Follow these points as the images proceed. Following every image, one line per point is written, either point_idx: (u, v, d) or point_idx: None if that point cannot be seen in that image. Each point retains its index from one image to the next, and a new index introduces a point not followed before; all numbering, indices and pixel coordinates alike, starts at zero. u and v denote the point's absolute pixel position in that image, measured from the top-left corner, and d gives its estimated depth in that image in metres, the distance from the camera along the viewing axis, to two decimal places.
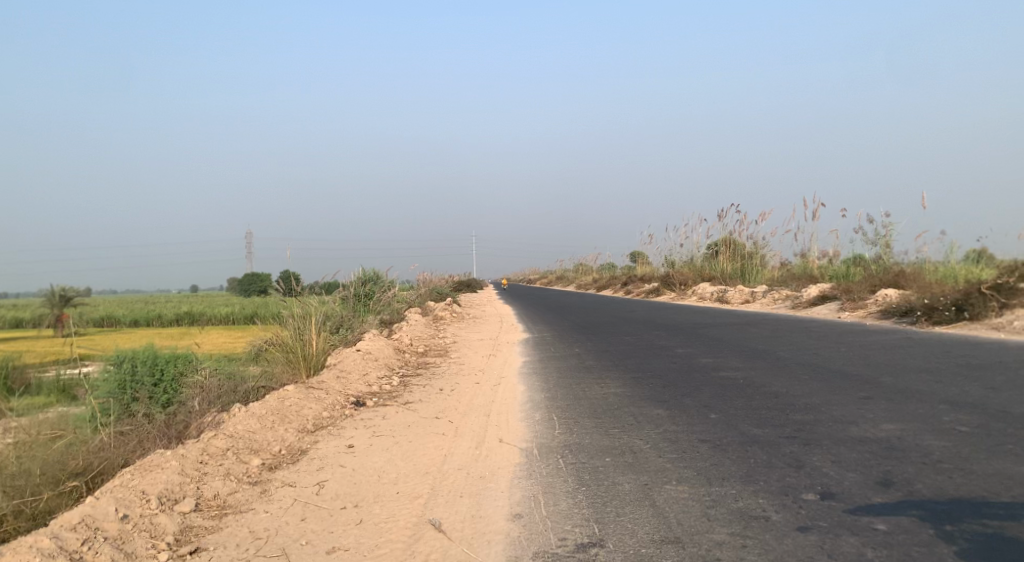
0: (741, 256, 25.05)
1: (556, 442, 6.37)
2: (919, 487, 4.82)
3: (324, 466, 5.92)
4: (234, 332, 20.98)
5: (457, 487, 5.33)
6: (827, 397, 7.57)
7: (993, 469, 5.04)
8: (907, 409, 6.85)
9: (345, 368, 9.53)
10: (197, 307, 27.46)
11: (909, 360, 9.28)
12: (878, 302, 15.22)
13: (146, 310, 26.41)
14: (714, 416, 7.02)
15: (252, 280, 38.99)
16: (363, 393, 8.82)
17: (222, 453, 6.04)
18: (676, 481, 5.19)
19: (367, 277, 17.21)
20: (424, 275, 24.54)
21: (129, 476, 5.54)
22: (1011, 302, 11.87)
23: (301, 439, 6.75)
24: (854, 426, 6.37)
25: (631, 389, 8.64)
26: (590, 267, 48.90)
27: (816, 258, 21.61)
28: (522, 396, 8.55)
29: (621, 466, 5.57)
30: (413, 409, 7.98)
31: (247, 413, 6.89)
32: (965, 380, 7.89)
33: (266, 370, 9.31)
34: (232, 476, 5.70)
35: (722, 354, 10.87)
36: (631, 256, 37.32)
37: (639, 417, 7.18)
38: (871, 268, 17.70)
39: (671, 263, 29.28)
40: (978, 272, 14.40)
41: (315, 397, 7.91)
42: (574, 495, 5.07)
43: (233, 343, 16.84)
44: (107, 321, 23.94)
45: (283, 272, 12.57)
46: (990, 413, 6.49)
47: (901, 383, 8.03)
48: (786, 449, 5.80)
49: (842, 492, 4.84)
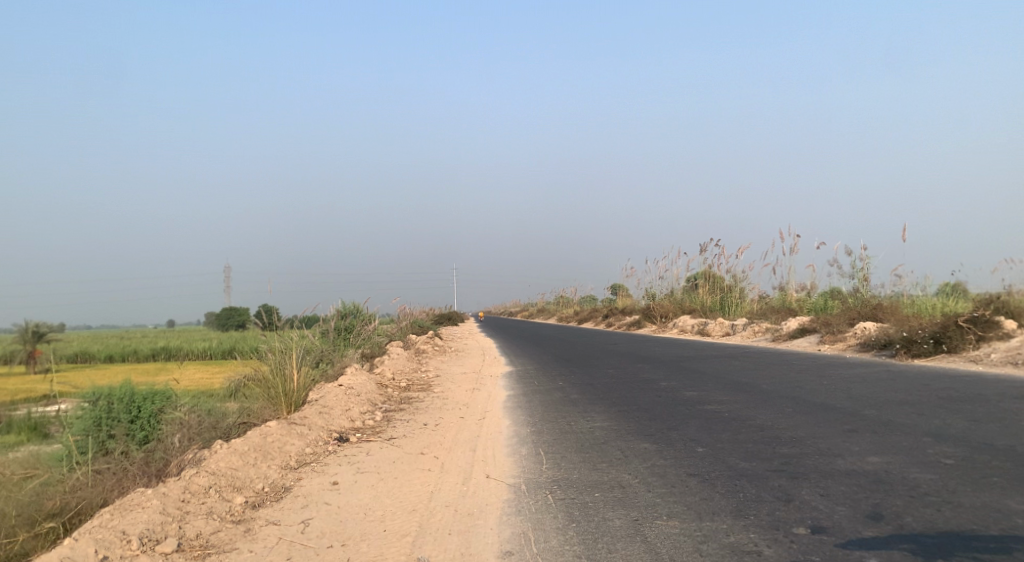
0: (720, 289, 25.30)
1: (544, 477, 6.31)
2: (909, 520, 4.82)
3: (308, 503, 5.83)
4: (211, 367, 20.74)
5: (446, 525, 5.26)
6: (812, 430, 7.60)
7: (980, 501, 5.06)
8: (892, 442, 6.89)
9: (326, 404, 9.39)
10: (171, 341, 27.22)
11: (890, 393, 9.36)
12: (857, 334, 15.37)
13: (121, 345, 26.09)
14: (702, 450, 7.00)
15: (230, 313, 38.95)
16: (346, 428, 8.72)
17: (204, 491, 5.92)
18: (666, 516, 5.16)
19: (346, 310, 17.15)
20: (404, 308, 24.47)
21: (109, 515, 5.41)
22: (987, 335, 12.06)
23: (285, 476, 6.65)
24: (840, 459, 6.39)
25: (616, 423, 8.61)
26: (570, 299, 49.19)
27: (794, 291, 21.85)
28: (508, 430, 8.49)
29: (610, 502, 5.52)
30: (397, 445, 7.90)
31: (230, 449, 6.77)
32: (947, 413, 7.96)
33: (246, 404, 9.22)
34: (215, 515, 5.59)
35: (705, 387, 10.88)
36: (612, 288, 37.56)
37: (626, 451, 7.15)
38: (849, 301, 17.93)
39: (651, 295, 29.49)
40: (954, 306, 14.63)
41: (297, 432, 7.83)
42: (564, 531, 5.03)
43: (209, 379, 16.58)
44: (80, 357, 23.67)
45: (261, 306, 12.49)
46: (974, 446, 6.54)
47: (884, 415, 8.07)
48: (774, 483, 5.79)
49: (833, 525, 4.83)
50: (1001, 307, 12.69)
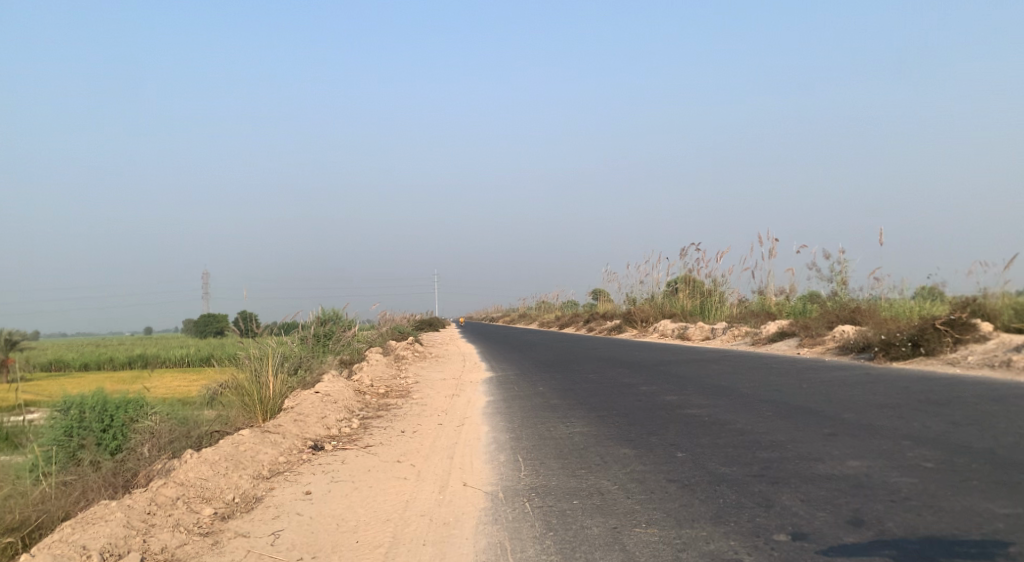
0: (700, 293, 25.35)
1: (522, 485, 6.19)
2: (890, 525, 4.75)
3: (280, 514, 5.67)
4: (188, 374, 20.46)
5: (420, 535, 5.12)
6: (792, 433, 7.54)
7: (960, 505, 5.00)
8: (872, 445, 6.84)
9: (302, 411, 9.23)
10: (148, 349, 26.86)
11: (869, 396, 9.33)
12: (836, 338, 15.41)
13: (97, 353, 25.69)
14: (682, 456, 6.92)
15: (209, 319, 38.54)
16: (321, 436, 8.56)
17: (171, 503, 5.75)
18: (645, 524, 5.06)
19: (325, 316, 16.98)
20: (384, 313, 24.27)
21: (70, 529, 5.23)
22: (964, 338, 12.09)
23: (256, 486, 6.49)
24: (820, 463, 6.32)
25: (596, 428, 8.52)
26: (551, 303, 49.23)
27: (773, 294, 21.92)
28: (486, 437, 8.37)
29: (589, 510, 5.42)
30: (373, 453, 7.75)
31: (200, 459, 6.60)
32: (925, 415, 7.94)
33: (220, 412, 9.06)
34: (181, 527, 5.41)
35: (685, 391, 10.83)
36: (593, 293, 37.57)
37: (605, 457, 7.06)
38: (827, 304, 17.99)
39: (631, 300, 29.53)
40: (930, 309, 14.70)
41: (271, 441, 7.67)
42: (541, 540, 4.91)
43: (186, 387, 16.33)
44: (55, 365, 23.32)
45: (240, 313, 12.32)
46: (953, 449, 6.50)
47: (864, 419, 8.03)
48: (754, 488, 5.72)
49: (813, 531, 4.75)
50: (977, 310, 12.74)
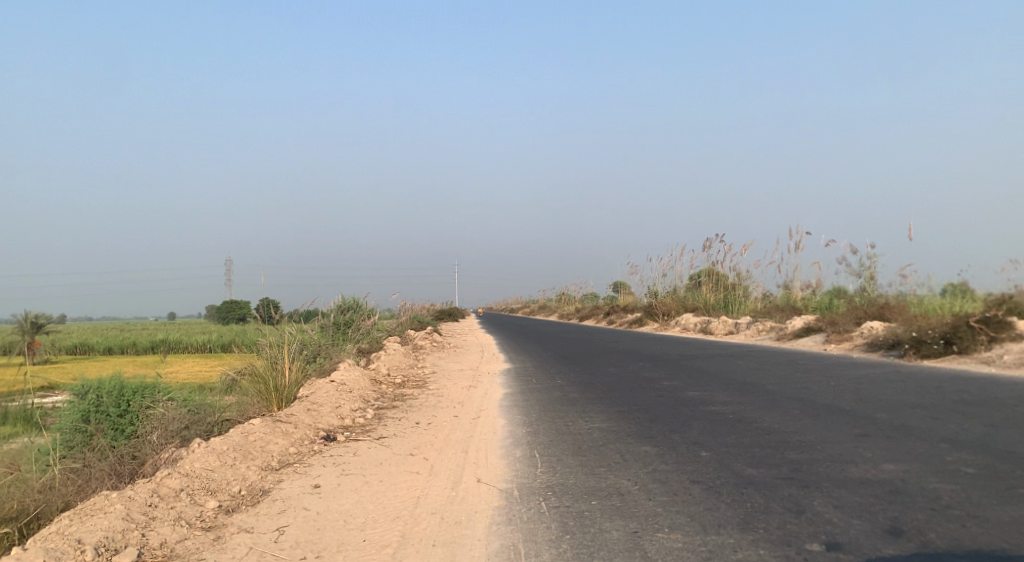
0: (723, 287, 24.92)
1: (538, 483, 5.93)
2: (933, 537, 4.43)
3: (286, 509, 5.46)
4: (208, 360, 20.33)
5: (430, 535, 4.88)
6: (820, 434, 7.22)
7: (1007, 516, 4.67)
8: (906, 447, 6.52)
9: (316, 400, 9.02)
10: (171, 334, 26.80)
11: (901, 396, 8.97)
12: (864, 334, 15.00)
13: (121, 337, 25.75)
14: (706, 455, 6.63)
15: (232, 306, 38.54)
16: (335, 427, 8.35)
17: (175, 495, 5.56)
18: (668, 529, 4.78)
19: (346, 304, 16.81)
20: (405, 302, 24.08)
21: (67, 521, 5.05)
22: (998, 336, 11.68)
23: (265, 478, 6.29)
24: (853, 466, 6.02)
25: (617, 424, 8.24)
26: (572, 296, 48.91)
27: (798, 289, 21.45)
28: (502, 431, 8.13)
29: (608, 511, 5.15)
30: (386, 445, 7.52)
31: (208, 448, 6.40)
32: (961, 417, 7.58)
33: (236, 400, 8.89)
34: (183, 521, 5.22)
35: (708, 387, 10.52)
36: (614, 285, 37.19)
37: (625, 455, 6.79)
38: (854, 300, 17.55)
39: (653, 294, 29.12)
40: (961, 306, 14.24)
41: (282, 431, 7.47)
42: (558, 544, 4.65)
43: (206, 373, 16.24)
44: (80, 348, 23.39)
45: (262, 299, 12.20)
46: (995, 453, 6.17)
47: (896, 419, 7.70)
48: (783, 492, 5.42)
49: (849, 542, 4.44)
50: (1013, 308, 12.28)
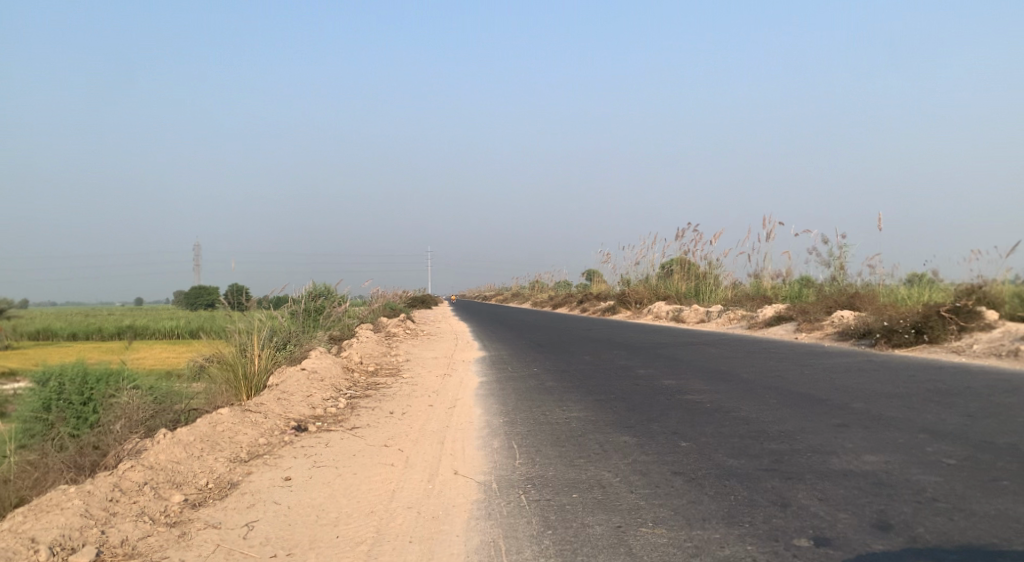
0: (695, 275, 24.95)
1: (517, 475, 5.78)
2: (921, 531, 4.34)
3: (255, 503, 5.25)
4: (176, 347, 19.88)
5: (406, 531, 4.70)
6: (800, 424, 7.15)
7: (994, 509, 4.60)
8: (887, 438, 6.46)
9: (287, 389, 8.78)
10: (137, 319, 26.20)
11: (877, 385, 8.94)
12: (835, 323, 15.05)
13: (85, 322, 25.11)
14: (686, 445, 6.51)
15: (201, 291, 37.87)
16: (306, 417, 8.11)
17: (137, 489, 5.32)
18: (651, 523, 4.65)
19: (317, 290, 16.49)
20: (377, 289, 23.76)
21: (22, 518, 4.80)
22: (969, 326, 11.74)
23: (233, 470, 6.05)
24: (835, 457, 5.94)
25: (595, 413, 8.10)
26: (544, 284, 48.82)
27: (768, 277, 21.54)
28: (478, 421, 7.95)
29: (590, 505, 5.01)
30: (359, 436, 7.31)
31: (173, 439, 6.15)
32: (939, 407, 7.55)
33: (204, 388, 8.64)
34: (146, 517, 4.99)
35: (685, 376, 10.43)
36: (587, 273, 37.14)
37: (605, 445, 6.65)
38: (824, 289, 17.63)
39: (626, 282, 29.09)
40: (930, 296, 14.36)
41: (251, 421, 7.23)
42: (539, 540, 4.49)
43: (173, 359, 15.86)
44: (42, 334, 22.76)
45: (229, 284, 11.88)
46: (975, 444, 6.12)
47: (874, 409, 7.64)
48: (766, 485, 5.31)
49: (837, 537, 4.34)
50: (983, 297, 12.36)
